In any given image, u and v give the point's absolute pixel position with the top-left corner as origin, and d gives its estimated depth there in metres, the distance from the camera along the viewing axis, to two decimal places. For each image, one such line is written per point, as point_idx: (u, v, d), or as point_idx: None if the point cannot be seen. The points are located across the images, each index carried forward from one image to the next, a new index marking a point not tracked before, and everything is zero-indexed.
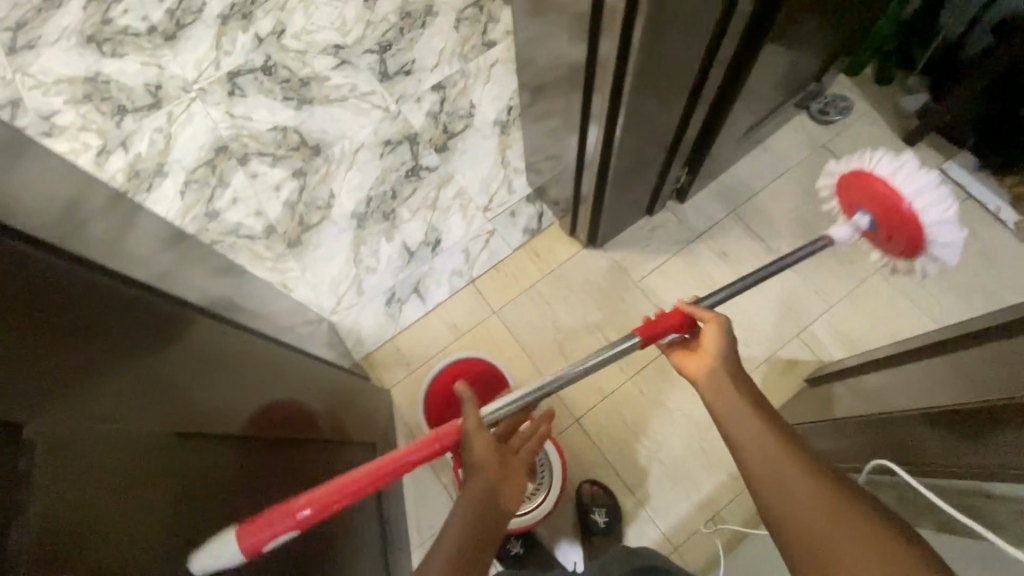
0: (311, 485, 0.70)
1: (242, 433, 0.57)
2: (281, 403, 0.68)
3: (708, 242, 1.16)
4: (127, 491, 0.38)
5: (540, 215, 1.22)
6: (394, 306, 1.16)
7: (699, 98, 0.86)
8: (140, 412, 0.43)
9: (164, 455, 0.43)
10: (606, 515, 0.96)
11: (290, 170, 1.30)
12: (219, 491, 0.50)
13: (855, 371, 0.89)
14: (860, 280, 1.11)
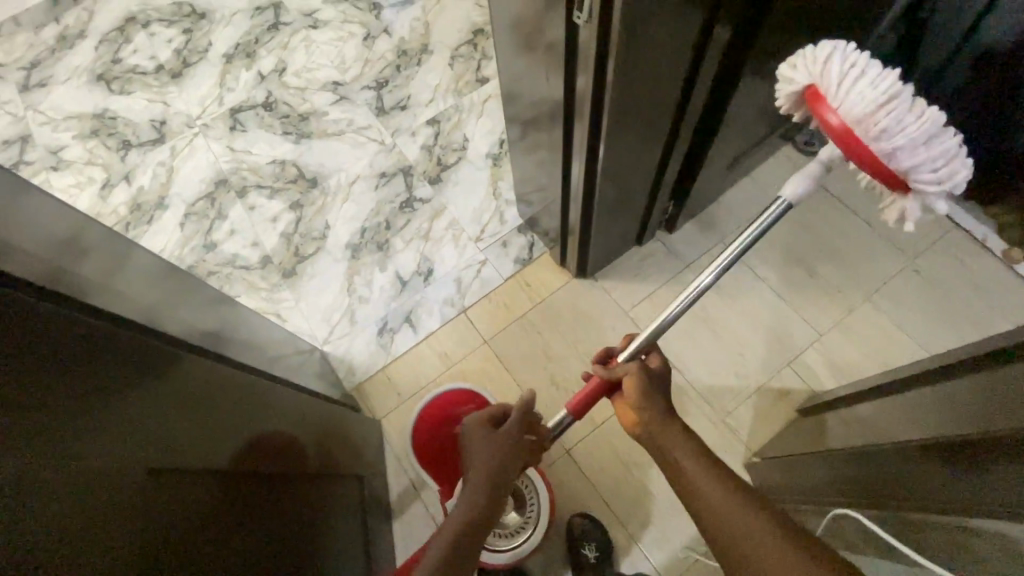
0: (298, 521, 0.68)
1: (227, 467, 0.57)
2: (265, 437, 0.67)
3: (698, 270, 1.17)
4: (92, 526, 0.38)
5: (531, 244, 1.24)
6: (385, 336, 1.17)
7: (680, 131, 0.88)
8: (120, 445, 0.43)
9: (134, 489, 0.43)
10: (596, 551, 0.94)
11: (287, 202, 1.33)
12: (202, 525, 0.49)
13: (845, 402, 0.88)
14: (850, 308, 1.11)
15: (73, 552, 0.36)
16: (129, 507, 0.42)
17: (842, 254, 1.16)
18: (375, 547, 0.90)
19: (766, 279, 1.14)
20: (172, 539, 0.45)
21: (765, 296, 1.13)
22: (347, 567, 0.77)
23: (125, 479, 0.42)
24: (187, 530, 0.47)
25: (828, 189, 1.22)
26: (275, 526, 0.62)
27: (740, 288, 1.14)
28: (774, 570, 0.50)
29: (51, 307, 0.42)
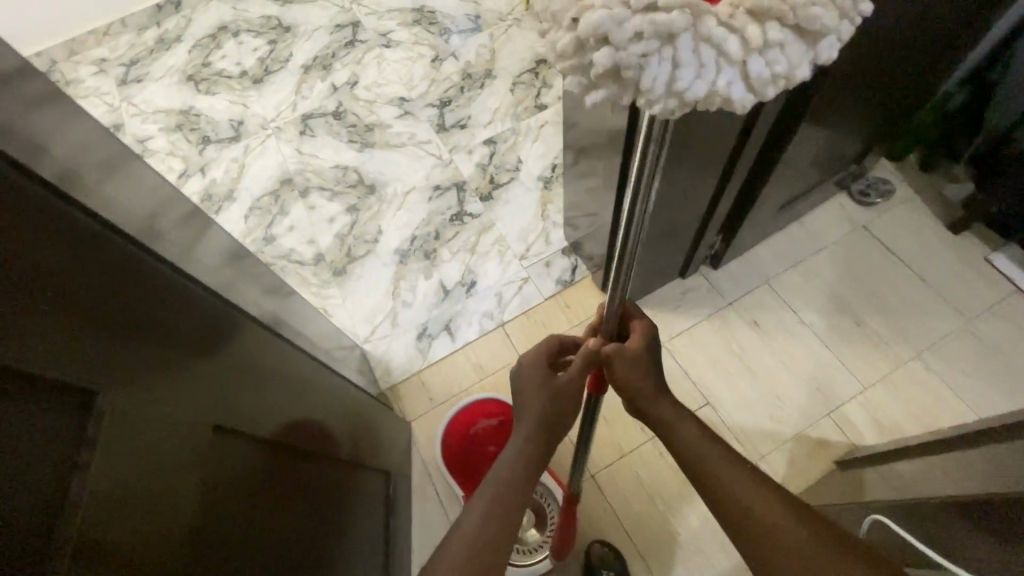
0: (329, 503, 0.71)
1: (271, 440, 0.60)
2: (307, 420, 0.71)
3: (740, 309, 1.15)
4: (165, 469, 0.42)
5: (574, 267, 1.26)
6: (424, 341, 1.20)
7: (736, 168, 0.90)
8: (186, 399, 0.47)
9: (198, 444, 0.47)
10: None
11: (345, 205, 1.40)
12: (246, 491, 0.53)
13: (890, 456, 0.84)
14: (899, 364, 1.07)
15: (139, 486, 0.39)
16: (186, 458, 0.45)
17: (893, 307, 1.13)
18: (394, 546, 0.91)
19: (811, 325, 1.12)
20: (215, 496, 0.48)
21: (808, 342, 1.11)
22: (365, 559, 0.79)
23: (186, 431, 0.46)
24: (227, 490, 0.50)
25: (882, 241, 1.20)
26: (307, 506, 0.65)
27: (784, 332, 1.12)
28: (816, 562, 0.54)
29: (161, 272, 0.48)
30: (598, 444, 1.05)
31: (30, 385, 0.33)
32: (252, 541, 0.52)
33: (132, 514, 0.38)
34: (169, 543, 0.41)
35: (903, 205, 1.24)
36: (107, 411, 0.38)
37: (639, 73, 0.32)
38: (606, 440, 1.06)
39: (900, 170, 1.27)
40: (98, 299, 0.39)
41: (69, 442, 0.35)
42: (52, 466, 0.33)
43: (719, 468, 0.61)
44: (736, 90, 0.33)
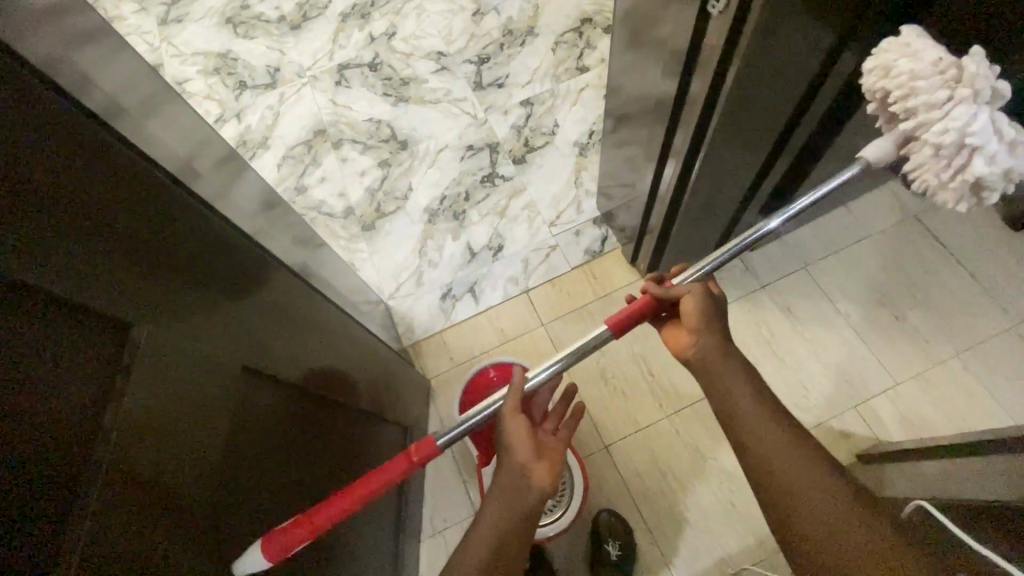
0: (346, 450, 0.73)
1: (299, 385, 0.62)
2: (332, 369, 0.72)
3: (773, 293, 1.11)
4: (196, 405, 0.43)
5: (604, 238, 1.24)
6: (448, 302, 1.20)
7: (786, 148, 0.85)
8: (220, 340, 0.48)
9: (229, 383, 0.48)
10: (619, 549, 0.94)
11: (376, 159, 1.39)
12: (270, 432, 0.55)
13: (916, 455, 0.82)
14: (935, 362, 1.03)
15: (174, 422, 0.40)
16: (220, 396, 0.46)
17: (935, 303, 1.08)
18: (406, 496, 0.94)
19: (844, 314, 1.08)
20: (245, 435, 0.50)
21: (841, 332, 1.07)
22: (375, 508, 0.81)
23: (219, 371, 0.47)
24: (256, 431, 0.52)
25: (932, 233, 1.14)
26: (325, 453, 0.67)
27: (817, 320, 1.08)
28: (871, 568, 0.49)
29: (201, 213, 0.47)
30: (614, 416, 1.06)
31: (69, 313, 0.34)
32: (269, 481, 0.54)
33: (168, 445, 0.40)
34: (197, 478, 0.42)
35: None
36: (144, 345, 0.38)
37: (947, 112, 0.50)
38: (623, 414, 1.06)
39: None
40: (139, 235, 0.39)
41: (104, 374, 0.36)
42: (90, 396, 0.35)
43: (792, 467, 0.55)
44: (977, 163, 0.51)
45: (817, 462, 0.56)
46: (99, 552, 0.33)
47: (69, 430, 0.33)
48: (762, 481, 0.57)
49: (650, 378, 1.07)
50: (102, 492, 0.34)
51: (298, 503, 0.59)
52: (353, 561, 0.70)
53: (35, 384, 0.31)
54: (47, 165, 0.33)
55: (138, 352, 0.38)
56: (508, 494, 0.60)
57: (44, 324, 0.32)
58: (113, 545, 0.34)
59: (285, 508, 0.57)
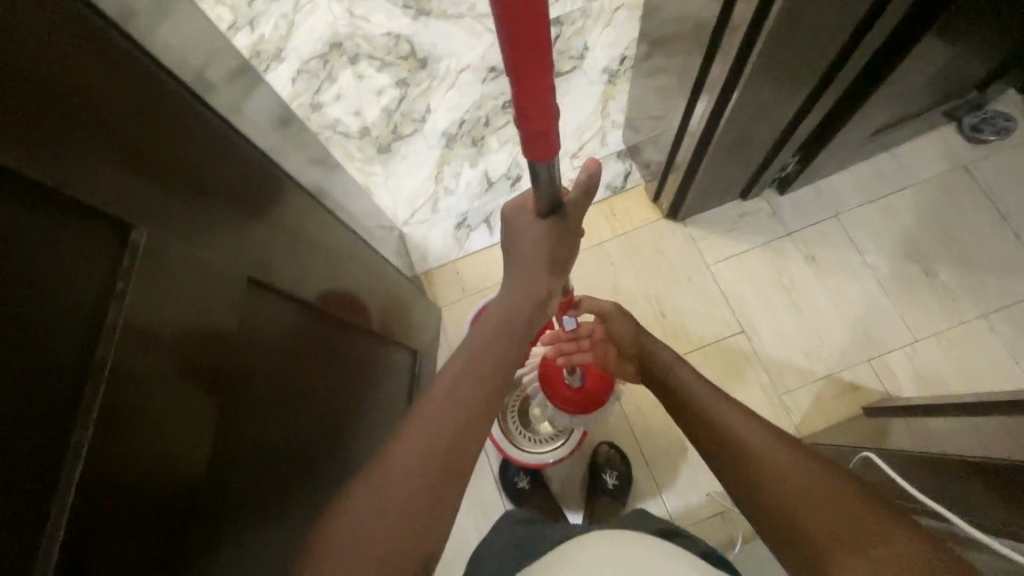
0: (352, 368, 0.74)
1: (307, 302, 0.61)
2: (340, 289, 0.71)
3: (799, 241, 1.07)
4: (197, 307, 0.42)
5: (627, 173, 1.16)
6: (461, 231, 1.16)
7: (829, 86, 0.79)
8: (223, 255, 0.46)
9: (235, 290, 0.47)
10: (616, 478, 0.97)
11: (394, 78, 1.32)
12: (272, 342, 0.54)
13: (925, 411, 0.81)
14: (961, 321, 0.99)
15: (176, 336, 0.39)
16: (222, 303, 0.45)
17: (972, 259, 1.03)
18: None
19: (872, 267, 1.04)
20: (243, 353, 0.49)
21: (866, 283, 1.03)
22: (382, 425, 0.84)
23: (223, 281, 0.45)
24: (252, 341, 0.51)
25: (981, 186, 1.06)
26: (329, 370, 0.68)
27: (841, 270, 1.04)
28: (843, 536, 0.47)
29: (203, 117, 0.45)
30: None
31: (63, 208, 0.32)
32: (270, 391, 0.54)
33: (170, 355, 0.39)
34: (203, 382, 0.42)
35: (1019, 147, 1.08)
36: (147, 246, 0.37)
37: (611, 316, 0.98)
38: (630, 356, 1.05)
39: None
40: (136, 135, 0.37)
41: (102, 276, 0.35)
42: (85, 297, 0.34)
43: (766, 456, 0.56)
44: None
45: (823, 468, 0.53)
46: (109, 453, 0.33)
47: (66, 328, 0.32)
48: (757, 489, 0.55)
49: (663, 318, 1.05)
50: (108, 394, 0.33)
51: (304, 415, 0.61)
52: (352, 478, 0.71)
53: (36, 280, 0.30)
54: (20, 44, 0.30)
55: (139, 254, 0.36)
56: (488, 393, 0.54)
57: (35, 220, 0.31)
58: (120, 448, 0.34)
59: (287, 420, 0.57)
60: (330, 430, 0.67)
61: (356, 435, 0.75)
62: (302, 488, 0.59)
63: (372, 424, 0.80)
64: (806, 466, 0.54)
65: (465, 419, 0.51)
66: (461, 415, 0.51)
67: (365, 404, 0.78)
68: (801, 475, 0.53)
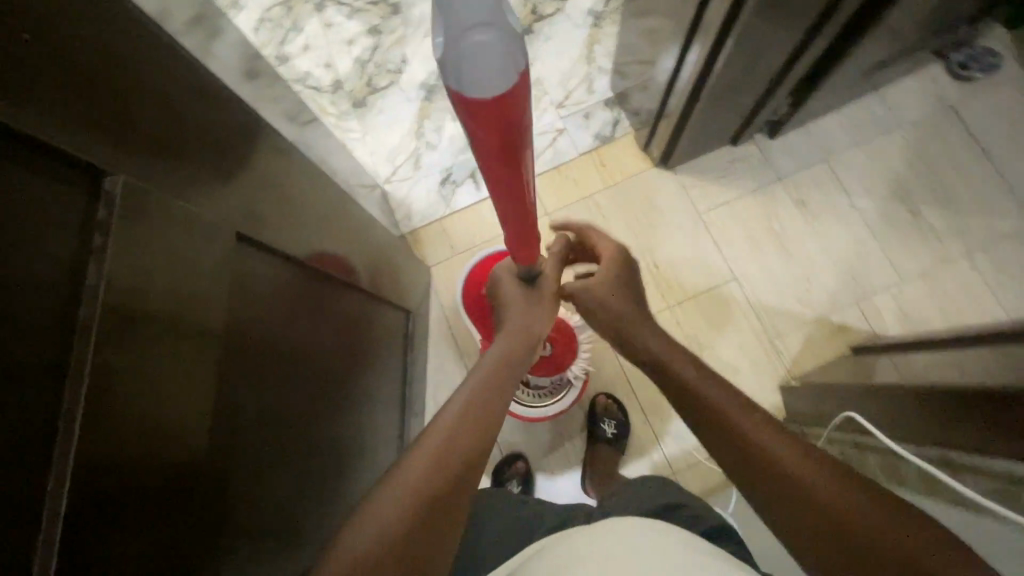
0: (344, 336, 0.71)
1: (292, 265, 0.58)
2: (328, 253, 0.67)
3: (789, 187, 1.06)
4: (192, 273, 0.38)
5: (616, 122, 1.12)
6: (447, 188, 1.12)
7: (821, 31, 0.76)
8: (210, 233, 0.41)
9: (227, 258, 0.44)
10: (615, 427, 0.99)
11: (365, 25, 1.23)
12: (264, 312, 0.51)
13: (908, 348, 0.83)
14: (945, 261, 1.01)
15: (165, 317, 0.35)
16: (217, 273, 0.42)
17: (955, 199, 1.04)
18: (409, 378, 0.95)
19: (860, 210, 1.04)
20: (235, 347, 0.45)
21: (854, 226, 1.04)
22: (378, 386, 0.82)
23: (212, 238, 0.41)
24: (246, 315, 0.48)
25: (966, 125, 1.06)
26: (321, 339, 0.64)
27: (830, 214, 1.04)
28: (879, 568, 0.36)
29: (178, 60, 0.40)
30: None
31: (21, 152, 0.27)
32: (264, 365, 0.51)
33: (165, 328, 0.35)
34: (201, 352, 0.39)
35: (1003, 85, 1.08)
36: (125, 198, 0.32)
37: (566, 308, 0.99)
38: None
39: (1015, 42, 1.08)
40: (99, 73, 0.32)
41: (75, 232, 0.30)
42: (60, 254, 0.29)
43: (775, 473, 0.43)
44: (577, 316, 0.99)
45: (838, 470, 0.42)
46: (104, 433, 0.30)
47: (39, 290, 0.28)
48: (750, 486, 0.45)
49: (654, 269, 1.04)
50: (98, 364, 0.30)
51: (302, 386, 0.59)
52: (347, 447, 0.70)
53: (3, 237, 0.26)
54: None
55: (116, 206, 0.32)
56: (491, 411, 0.55)
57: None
58: (115, 430, 0.31)
59: (282, 412, 0.54)
60: (327, 397, 0.65)
61: (354, 398, 0.73)
62: (303, 456, 0.58)
63: (368, 387, 0.78)
64: (825, 478, 0.41)
65: (477, 431, 0.52)
66: (471, 429, 0.52)
67: (360, 365, 0.75)
68: (811, 478, 0.42)
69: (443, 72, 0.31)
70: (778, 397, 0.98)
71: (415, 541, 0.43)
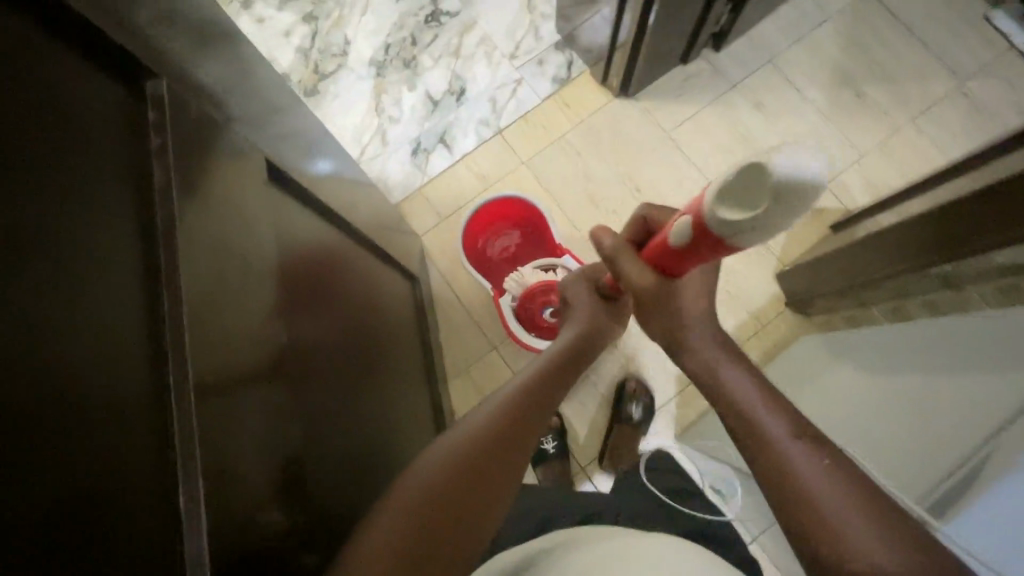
0: (374, 323, 0.72)
1: (323, 278, 0.57)
2: (349, 257, 0.67)
3: (743, 91, 1.11)
4: (235, 278, 0.39)
5: (570, 63, 1.14)
6: (420, 157, 1.11)
7: None
8: (253, 263, 0.42)
9: (262, 266, 0.44)
10: (641, 411, 0.99)
11: (300, 14, 1.20)
12: (310, 318, 0.52)
13: (873, 211, 0.88)
14: (897, 134, 1.09)
15: (228, 288, 0.37)
16: (255, 275, 0.42)
17: (891, 75, 1.11)
18: (428, 342, 0.95)
19: (811, 101, 1.10)
20: (299, 362, 0.47)
21: (809, 117, 1.10)
22: (402, 347, 0.82)
23: (226, 151, 0.41)
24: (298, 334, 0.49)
25: (887, 6, 1.14)
26: (360, 342, 0.65)
27: (787, 110, 1.10)
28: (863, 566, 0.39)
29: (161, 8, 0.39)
30: None
31: (73, 46, 0.29)
32: (324, 371, 0.52)
33: (218, 238, 0.36)
34: (253, 325, 0.40)
35: None
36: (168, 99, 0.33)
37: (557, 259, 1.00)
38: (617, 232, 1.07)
39: None
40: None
41: (129, 127, 0.31)
42: (120, 145, 0.30)
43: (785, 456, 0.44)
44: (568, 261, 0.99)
45: (878, 510, 0.41)
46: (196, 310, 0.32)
47: (114, 160, 0.29)
48: (772, 492, 0.44)
49: (637, 193, 1.08)
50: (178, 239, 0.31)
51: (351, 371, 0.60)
52: (397, 416, 0.71)
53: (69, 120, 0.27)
54: None
55: (164, 104, 0.32)
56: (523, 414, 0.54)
57: (37, 49, 0.27)
58: (200, 331, 0.31)
59: (353, 405, 0.58)
60: (372, 375, 0.66)
61: (389, 366, 0.74)
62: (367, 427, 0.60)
63: (400, 360, 0.80)
64: (832, 478, 0.42)
65: (497, 447, 0.50)
66: (492, 449, 0.50)
67: (383, 323, 0.75)
68: (822, 477, 0.42)
69: (810, 194, 0.30)
70: (775, 286, 1.04)
71: (419, 549, 0.44)
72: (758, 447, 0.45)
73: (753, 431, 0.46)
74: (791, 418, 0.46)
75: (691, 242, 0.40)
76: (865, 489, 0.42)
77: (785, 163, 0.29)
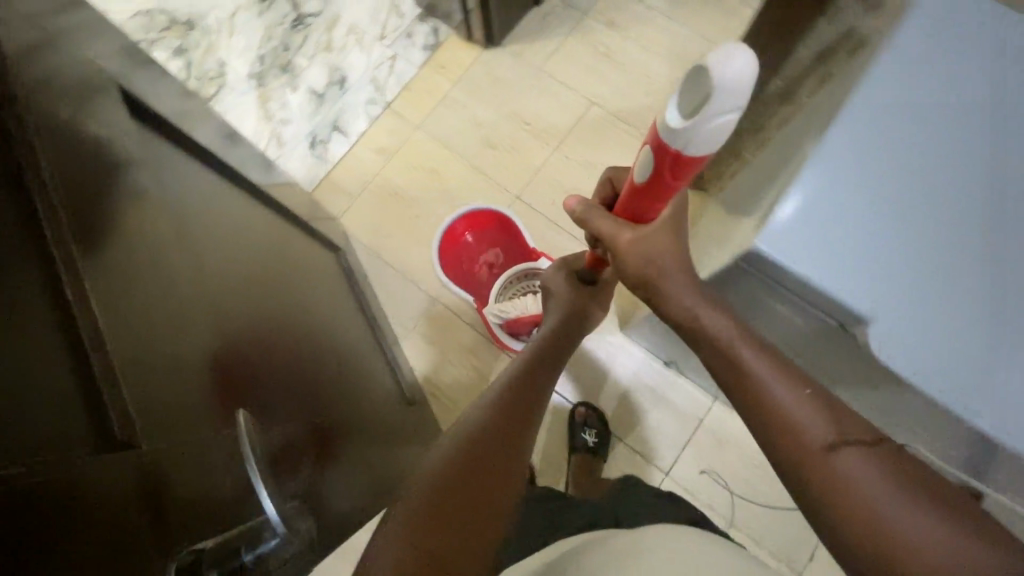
0: (318, 340, 0.70)
1: (253, 334, 0.54)
2: (274, 287, 0.64)
3: (595, 16, 1.21)
4: (144, 361, 0.37)
5: (435, 29, 1.21)
6: (319, 148, 1.15)
7: None
8: (165, 348, 0.40)
9: (174, 336, 0.42)
10: (595, 436, 1.00)
11: (170, 50, 1.23)
12: (245, 371, 0.50)
13: None
14: (735, 15, 1.20)
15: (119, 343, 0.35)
16: (168, 354, 0.40)
17: None
18: (366, 302, 0.98)
19: (656, 9, 1.21)
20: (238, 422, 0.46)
21: (658, 22, 1.20)
22: (339, 304, 0.86)
23: (94, 89, 0.45)
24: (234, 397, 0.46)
25: None
26: (307, 374, 0.62)
27: (637, 21, 1.21)
28: (887, 539, 0.39)
29: None
30: (512, 170, 1.13)
31: None
32: (270, 415, 0.51)
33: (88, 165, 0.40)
34: (164, 387, 0.38)
35: None
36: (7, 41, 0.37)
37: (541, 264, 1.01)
38: (518, 164, 1.14)
39: None
40: None
41: None
42: None
43: (803, 433, 0.42)
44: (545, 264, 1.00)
45: (909, 484, 0.40)
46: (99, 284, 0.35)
47: None
48: (791, 473, 0.43)
49: (527, 127, 1.15)
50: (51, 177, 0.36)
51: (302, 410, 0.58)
52: (362, 423, 0.71)
53: None
54: None
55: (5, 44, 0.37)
56: (505, 428, 0.53)
57: None
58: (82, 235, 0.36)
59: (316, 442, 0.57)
60: (328, 398, 0.65)
61: (346, 385, 0.72)
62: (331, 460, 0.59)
63: (354, 366, 0.79)
64: (857, 460, 0.41)
65: (486, 462, 0.50)
66: (478, 468, 0.50)
67: (312, 296, 0.76)
68: (847, 459, 0.41)
69: (743, 103, 0.33)
70: None
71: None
72: (758, 414, 0.44)
73: (755, 396, 0.44)
74: (807, 391, 0.44)
75: (652, 180, 0.42)
76: (879, 458, 0.41)
77: (727, 61, 0.32)
